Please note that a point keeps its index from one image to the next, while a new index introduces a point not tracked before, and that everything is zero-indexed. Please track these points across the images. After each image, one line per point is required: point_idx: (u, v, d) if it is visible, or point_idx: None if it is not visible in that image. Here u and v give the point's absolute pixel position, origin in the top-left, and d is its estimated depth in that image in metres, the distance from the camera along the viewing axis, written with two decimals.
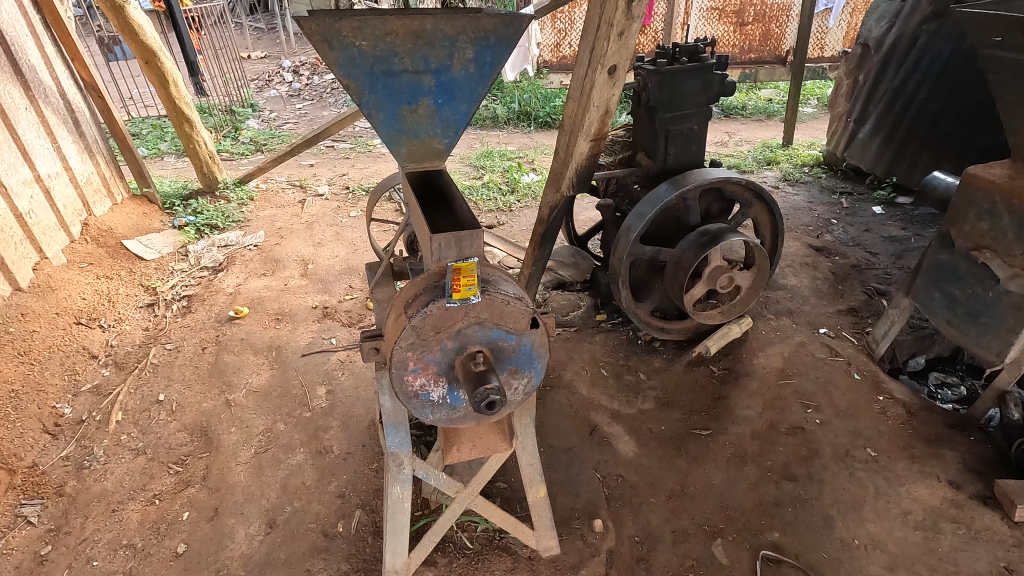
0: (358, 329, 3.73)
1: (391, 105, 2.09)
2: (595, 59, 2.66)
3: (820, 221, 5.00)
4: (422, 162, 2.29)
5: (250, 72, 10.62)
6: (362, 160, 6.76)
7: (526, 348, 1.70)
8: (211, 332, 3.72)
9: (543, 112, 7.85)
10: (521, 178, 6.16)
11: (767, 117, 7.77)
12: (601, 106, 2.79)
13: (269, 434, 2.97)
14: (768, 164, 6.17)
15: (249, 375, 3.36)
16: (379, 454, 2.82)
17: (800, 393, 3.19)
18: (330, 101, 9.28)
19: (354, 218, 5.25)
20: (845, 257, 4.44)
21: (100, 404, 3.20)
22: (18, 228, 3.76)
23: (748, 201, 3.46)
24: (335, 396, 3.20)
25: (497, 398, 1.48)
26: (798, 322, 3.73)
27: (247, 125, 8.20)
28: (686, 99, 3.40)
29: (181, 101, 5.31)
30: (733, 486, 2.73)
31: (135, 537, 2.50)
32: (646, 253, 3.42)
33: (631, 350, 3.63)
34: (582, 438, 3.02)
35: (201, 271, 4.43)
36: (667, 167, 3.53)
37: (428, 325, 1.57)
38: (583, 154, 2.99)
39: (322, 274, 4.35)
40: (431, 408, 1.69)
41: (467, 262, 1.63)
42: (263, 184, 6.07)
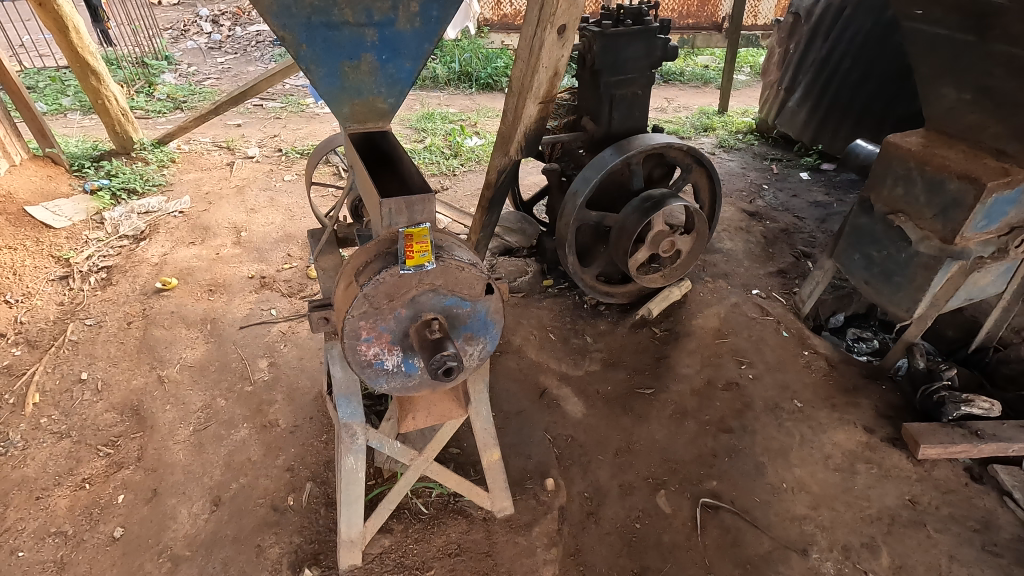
0: (300, 299, 3.59)
1: (331, 61, 1.97)
2: (544, 17, 2.60)
3: (753, 186, 5.22)
4: (367, 122, 2.22)
5: (162, 20, 9.69)
6: (295, 120, 6.39)
7: (480, 314, 1.69)
8: (137, 306, 3.47)
9: (485, 73, 7.67)
10: (464, 141, 6.03)
11: (704, 84, 7.94)
12: (550, 67, 2.76)
13: (209, 410, 2.85)
14: (704, 130, 6.32)
15: (182, 350, 3.18)
16: (328, 426, 2.77)
17: (735, 350, 3.39)
18: (256, 56, 8.65)
19: (289, 182, 4.99)
20: (775, 221, 4.68)
21: (14, 386, 2.95)
22: None
23: (688, 167, 3.55)
24: (278, 368, 3.09)
25: (455, 365, 1.47)
26: (733, 284, 3.93)
27: (162, 80, 7.52)
28: (630, 63, 3.40)
29: (84, 50, 4.79)
30: (675, 441, 2.89)
31: (65, 524, 2.35)
32: (593, 218, 3.45)
33: (577, 314, 3.71)
34: (532, 401, 3.08)
35: (121, 240, 4.10)
36: (611, 132, 3.55)
37: (381, 293, 1.53)
38: (531, 117, 2.95)
39: (257, 242, 4.13)
40: (385, 376, 1.66)
41: (420, 226, 1.62)
42: (185, 145, 5.64)
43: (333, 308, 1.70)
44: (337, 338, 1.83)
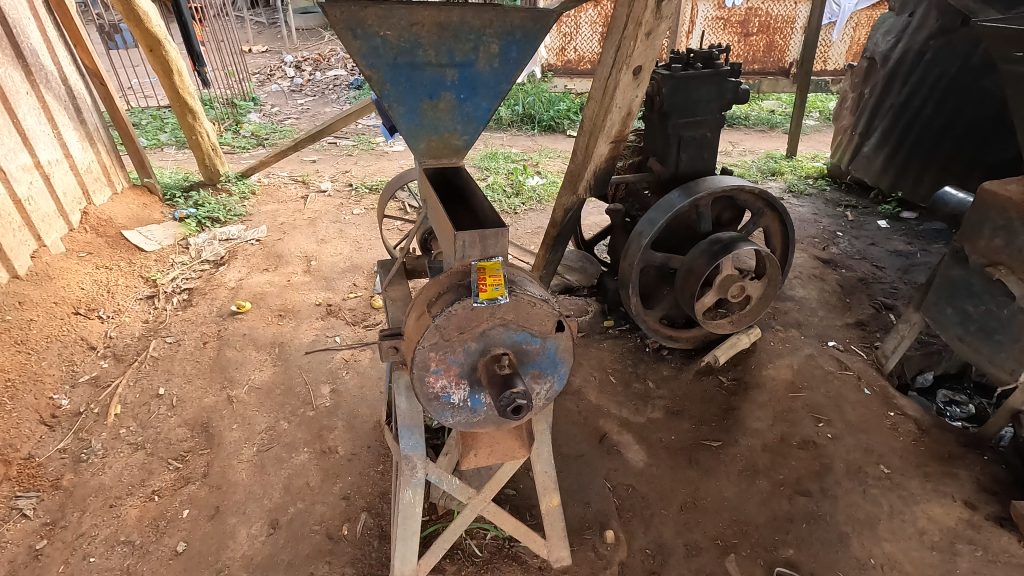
0: (363, 328, 3.67)
1: (412, 99, 2.07)
2: (619, 59, 2.64)
3: (826, 233, 4.99)
4: (441, 158, 2.28)
5: (252, 65, 10.53)
6: (366, 157, 6.70)
7: (549, 351, 1.66)
8: (213, 327, 3.64)
9: (547, 115, 7.84)
10: (526, 180, 6.12)
11: (770, 128, 7.78)
12: (623, 107, 2.77)
13: (272, 432, 2.91)
14: (772, 175, 6.15)
15: (251, 371, 3.29)
16: (385, 457, 2.76)
17: (811, 406, 3.18)
18: (333, 98, 9.22)
19: (358, 215, 5.19)
20: (852, 270, 4.44)
21: (99, 396, 3.10)
22: (17, 214, 3.69)
23: (759, 210, 3.43)
24: (339, 395, 3.14)
25: (524, 403, 1.42)
26: (807, 334, 3.72)
27: (249, 119, 8.12)
28: (700, 105, 3.36)
29: (185, 91, 5.24)
30: (746, 501, 2.70)
31: (132, 534, 2.42)
32: (657, 260, 3.38)
33: (639, 358, 3.60)
34: (592, 446, 2.97)
35: (203, 264, 4.36)
36: (678, 173, 3.50)
37: (452, 325, 1.53)
38: (602, 157, 2.96)
39: (326, 271, 4.28)
40: (451, 411, 1.64)
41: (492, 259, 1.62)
42: (265, 178, 6.00)
43: (404, 338, 1.71)
44: (404, 368, 1.83)
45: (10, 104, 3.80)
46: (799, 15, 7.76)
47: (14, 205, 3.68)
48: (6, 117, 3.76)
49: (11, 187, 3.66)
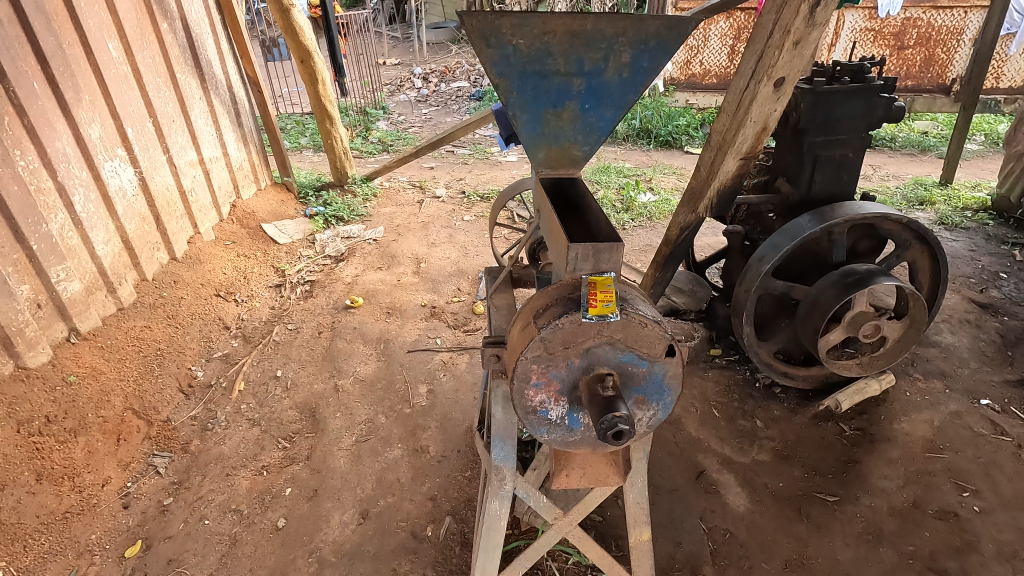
0: (463, 332, 3.75)
1: (536, 108, 2.10)
2: (761, 69, 2.47)
3: (985, 273, 4.33)
4: (558, 168, 2.28)
5: (384, 77, 11.32)
6: (479, 166, 6.90)
7: (656, 376, 1.57)
8: (328, 318, 3.92)
9: (665, 130, 7.62)
10: (637, 196, 5.97)
11: (921, 151, 6.94)
12: (759, 121, 2.59)
13: (371, 424, 3.05)
14: (920, 204, 5.46)
15: (357, 364, 3.48)
16: (473, 463, 2.78)
17: (953, 471, 2.76)
18: (454, 109, 9.65)
19: (467, 222, 5.35)
20: (1017, 318, 3.80)
21: (228, 372, 3.44)
22: (180, 203, 4.22)
23: (906, 242, 3.05)
24: (435, 396, 3.22)
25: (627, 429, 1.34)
26: (953, 387, 3.24)
27: (377, 127, 8.72)
28: (844, 123, 3.06)
29: (326, 99, 5.72)
30: (864, 568, 2.39)
31: (242, 504, 2.63)
32: (779, 288, 3.11)
33: (747, 392, 3.33)
34: (688, 481, 2.79)
35: (325, 259, 4.71)
36: (811, 196, 3.20)
37: (558, 339, 1.48)
38: (728, 174, 2.79)
39: (433, 273, 4.45)
40: (548, 427, 1.59)
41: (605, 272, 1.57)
42: (387, 182, 6.39)
43: (506, 347, 1.69)
44: (503, 378, 1.81)
45: (186, 107, 4.36)
46: (969, 25, 6.90)
47: (179, 195, 4.21)
48: (181, 118, 4.33)
49: (178, 179, 4.20)
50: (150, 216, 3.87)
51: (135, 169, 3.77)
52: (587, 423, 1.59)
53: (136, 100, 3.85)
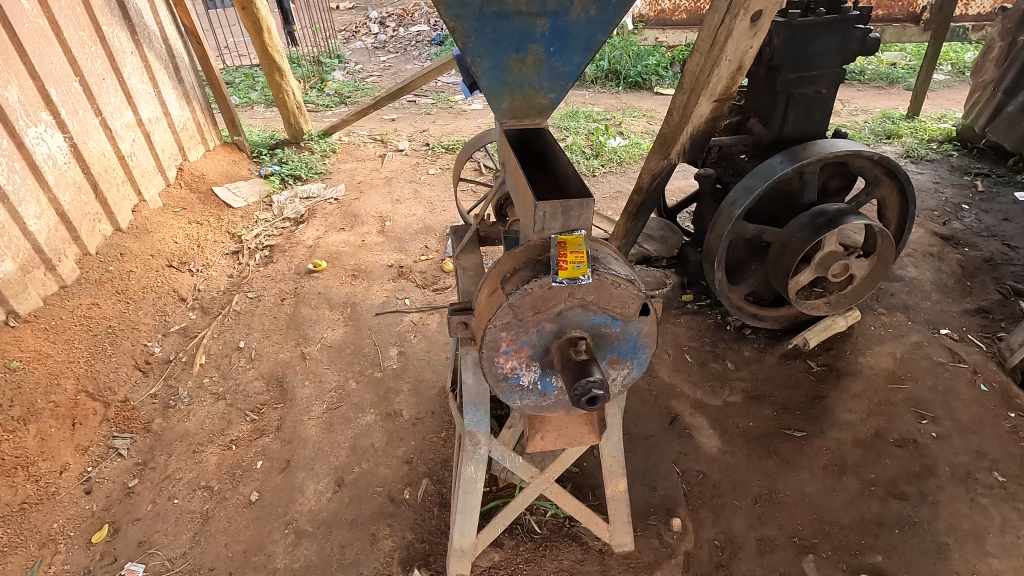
0: (433, 291, 3.65)
1: (497, 54, 1.94)
2: (736, 2, 2.31)
3: (948, 205, 4.36)
4: (524, 119, 2.16)
5: (338, 23, 10.64)
6: (443, 116, 6.61)
7: (631, 336, 1.52)
8: (291, 284, 3.77)
9: (634, 71, 7.37)
10: (607, 142, 5.81)
11: (889, 84, 6.87)
12: (734, 61, 2.47)
13: (341, 391, 2.99)
14: (887, 138, 5.44)
15: (324, 330, 3.38)
16: (448, 423, 2.75)
17: (914, 400, 2.84)
18: (414, 55, 9.16)
19: (433, 176, 5.15)
20: (977, 249, 3.86)
21: (187, 346, 3.30)
22: (120, 169, 3.94)
23: (876, 179, 3.02)
24: (406, 359, 3.15)
25: (601, 394, 1.29)
26: (915, 319, 3.30)
27: (333, 77, 8.24)
28: (818, 58, 2.95)
29: (273, 49, 5.31)
30: (830, 499, 2.47)
31: (212, 480, 2.57)
32: (751, 232, 3.07)
33: (718, 335, 3.35)
34: (662, 427, 2.81)
35: (284, 222, 4.50)
36: (783, 136, 3.13)
37: (527, 304, 1.41)
38: (701, 117, 2.69)
39: (399, 232, 4.29)
40: (520, 393, 1.54)
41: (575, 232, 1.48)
42: (346, 137, 6.08)
43: (473, 314, 1.60)
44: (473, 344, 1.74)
45: (116, 64, 4.00)
46: None
47: (118, 161, 3.92)
48: (112, 76, 3.97)
49: (115, 143, 3.89)
50: (87, 184, 3.61)
51: (64, 135, 3.46)
52: (560, 387, 1.54)
53: (57, 57, 3.49)
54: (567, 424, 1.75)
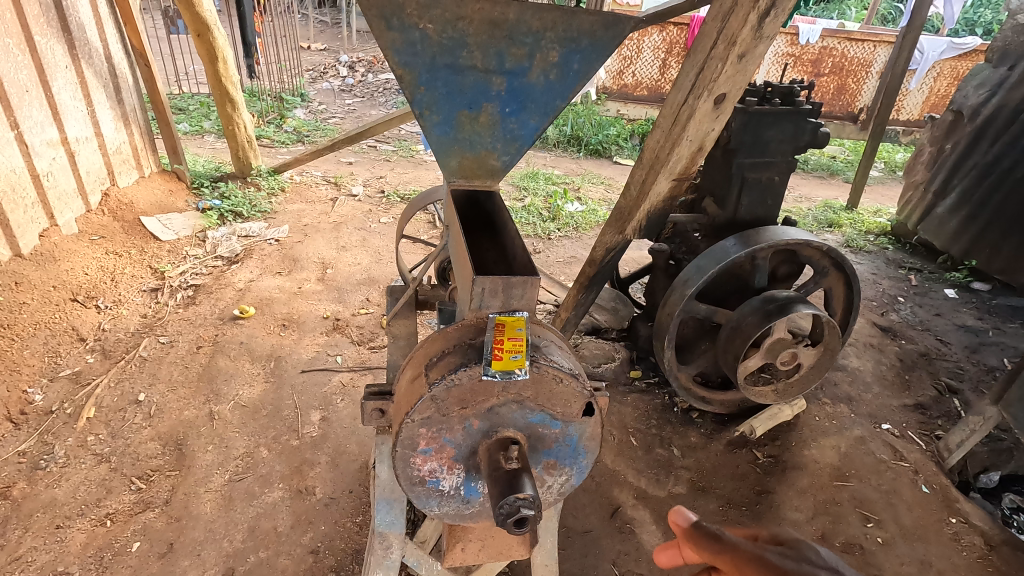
0: (367, 349, 3.39)
1: (448, 107, 1.86)
2: (701, 83, 2.31)
3: (885, 297, 4.51)
4: (473, 179, 2.03)
5: (306, 62, 10.58)
6: (402, 165, 6.51)
7: (571, 439, 1.34)
8: (211, 330, 3.44)
9: (595, 139, 7.54)
10: (565, 205, 5.82)
11: (830, 175, 7.28)
12: (695, 141, 2.45)
13: (249, 459, 2.66)
14: (829, 226, 5.66)
15: (240, 386, 3.06)
16: (366, 506, 2.46)
17: (859, 501, 2.75)
18: (380, 101, 9.16)
19: (384, 224, 4.96)
20: (913, 342, 3.95)
21: (75, 395, 2.90)
22: (32, 189, 3.57)
23: (824, 269, 3.04)
24: (329, 425, 2.86)
25: (531, 515, 1.10)
26: (858, 412, 3.28)
27: (294, 115, 8.08)
28: (772, 146, 3.02)
29: (227, 81, 5.13)
30: None
31: (73, 565, 2.17)
32: (701, 312, 3.01)
33: (665, 417, 3.22)
34: (602, 520, 2.60)
35: (215, 260, 4.19)
36: (736, 219, 3.14)
37: (452, 398, 1.23)
38: (660, 194, 2.66)
39: (340, 281, 4.04)
40: (440, 499, 1.34)
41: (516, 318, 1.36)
42: (297, 176, 5.85)
43: (392, 401, 1.40)
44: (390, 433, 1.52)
45: (45, 77, 3.70)
46: (878, 58, 7.30)
47: (31, 180, 3.55)
48: (39, 89, 3.66)
49: (30, 160, 3.54)
50: None
51: None
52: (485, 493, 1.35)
53: None
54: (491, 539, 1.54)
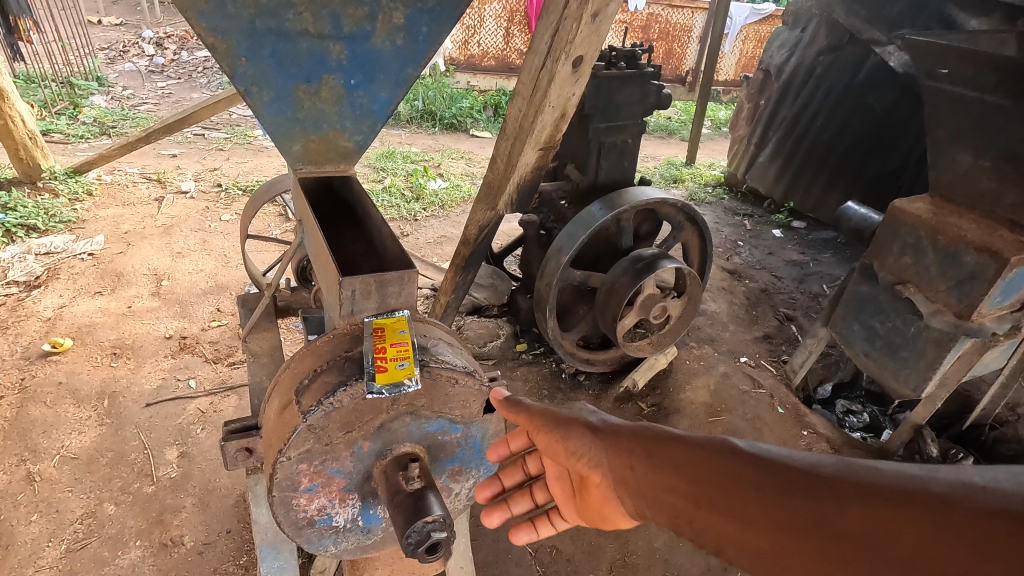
0: (226, 366, 2.99)
1: (281, 82, 1.73)
2: (557, 46, 2.27)
3: (728, 242, 5.00)
4: (323, 164, 1.92)
5: (99, 39, 8.97)
6: (239, 153, 5.81)
7: (474, 441, 1.44)
8: (13, 375, 2.81)
9: (449, 112, 7.35)
10: (427, 183, 5.62)
11: (669, 134, 7.86)
12: (558, 107, 2.43)
13: (91, 521, 2.22)
14: (673, 182, 6.14)
15: (66, 436, 2.53)
16: (250, 544, 2.19)
17: (731, 431, 3.04)
18: (202, 83, 8.08)
19: (226, 222, 4.40)
20: (755, 280, 4.44)
21: None
22: None
23: (680, 224, 3.24)
24: (190, 462, 2.48)
25: (442, 537, 1.14)
26: (720, 350, 3.61)
27: (91, 103, 6.81)
28: (622, 109, 3.11)
29: None
30: (677, 550, 2.44)
31: None
32: (577, 278, 3.06)
33: (555, 385, 3.28)
34: None
35: (8, 288, 3.42)
36: (597, 183, 3.23)
37: (334, 424, 1.25)
38: (527, 165, 2.63)
39: (180, 293, 3.50)
40: (337, 532, 1.41)
41: (397, 321, 1.37)
42: (107, 175, 4.95)
43: (263, 437, 1.40)
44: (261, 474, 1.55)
45: None
46: (696, 24, 7.99)
47: None
48: None
49: None
50: None
51: None
52: (383, 517, 1.43)
53: None
54: (398, 558, 1.64)
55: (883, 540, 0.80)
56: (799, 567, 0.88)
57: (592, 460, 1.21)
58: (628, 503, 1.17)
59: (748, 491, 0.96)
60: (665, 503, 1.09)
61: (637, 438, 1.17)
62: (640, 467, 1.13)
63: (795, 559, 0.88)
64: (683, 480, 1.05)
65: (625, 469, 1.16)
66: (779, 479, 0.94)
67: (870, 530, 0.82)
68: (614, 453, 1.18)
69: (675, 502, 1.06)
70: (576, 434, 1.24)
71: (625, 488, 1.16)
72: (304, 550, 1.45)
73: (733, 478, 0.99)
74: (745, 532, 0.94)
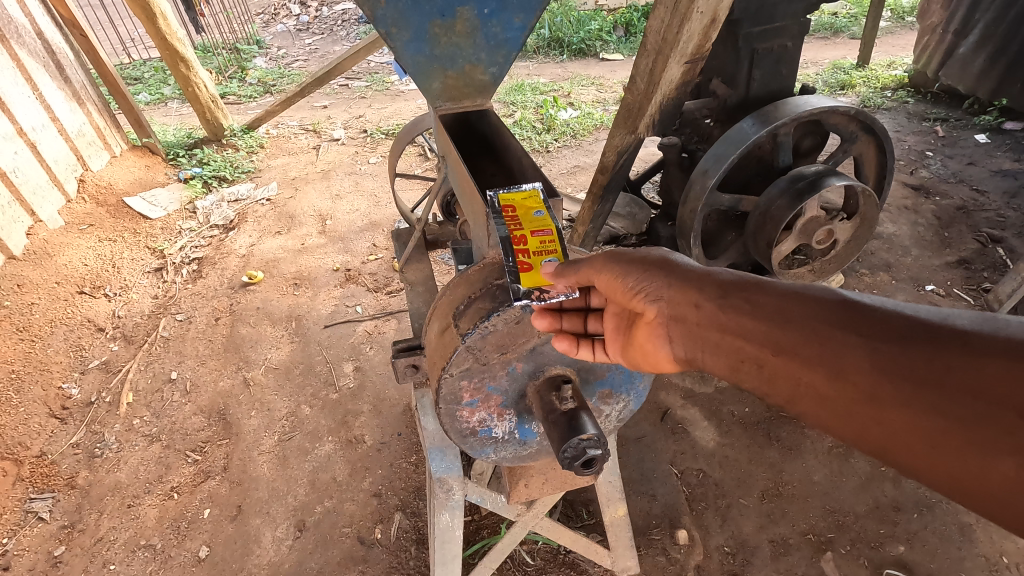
0: (386, 295, 3.29)
1: (418, 21, 1.76)
2: None
3: (912, 154, 4.26)
4: (461, 100, 1.97)
5: (254, 5, 9.79)
6: (380, 99, 6.12)
7: (624, 370, 1.49)
8: (224, 301, 3.37)
9: (577, 38, 7.01)
10: (558, 114, 5.48)
11: (835, 33, 6.74)
12: (707, 13, 2.15)
13: (293, 418, 2.64)
14: (841, 89, 5.30)
15: (267, 350, 3.00)
16: (418, 446, 2.47)
17: None
18: (342, 35, 8.54)
19: (374, 164, 4.73)
20: (947, 197, 3.76)
21: (110, 383, 2.94)
22: (4, 188, 3.55)
23: (852, 135, 2.81)
24: (364, 375, 2.81)
25: (598, 454, 1.21)
26: (899, 278, 3.18)
27: (254, 65, 7.56)
28: (780, 8, 2.70)
29: (173, 37, 4.73)
30: (840, 486, 2.28)
31: (154, 537, 2.27)
32: (726, 203, 2.82)
33: None
34: (653, 425, 2.58)
35: (212, 230, 4.05)
36: (749, 97, 2.90)
37: (491, 345, 1.33)
38: (672, 82, 2.42)
39: (342, 231, 3.87)
40: (495, 444, 1.53)
41: (526, 199, 1.36)
42: (274, 129, 5.52)
43: (426, 356, 1.53)
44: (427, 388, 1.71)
45: None
46: None
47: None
48: None
49: None
50: None
51: None
52: (538, 432, 1.52)
53: None
54: (552, 469, 1.73)
55: (978, 385, 0.72)
56: (867, 404, 0.81)
57: (652, 297, 1.13)
58: (679, 343, 1.12)
59: (827, 329, 0.87)
60: (736, 352, 0.99)
61: (708, 276, 1.06)
62: (707, 306, 1.04)
63: (864, 398, 0.81)
64: (760, 323, 0.95)
65: (688, 308, 1.07)
66: (870, 322, 0.83)
67: (977, 381, 0.72)
68: (682, 291, 1.08)
69: (743, 343, 0.97)
70: (644, 271, 1.13)
71: (684, 328, 1.09)
72: (467, 455, 1.58)
73: (822, 323, 0.87)
74: (813, 372, 0.87)
